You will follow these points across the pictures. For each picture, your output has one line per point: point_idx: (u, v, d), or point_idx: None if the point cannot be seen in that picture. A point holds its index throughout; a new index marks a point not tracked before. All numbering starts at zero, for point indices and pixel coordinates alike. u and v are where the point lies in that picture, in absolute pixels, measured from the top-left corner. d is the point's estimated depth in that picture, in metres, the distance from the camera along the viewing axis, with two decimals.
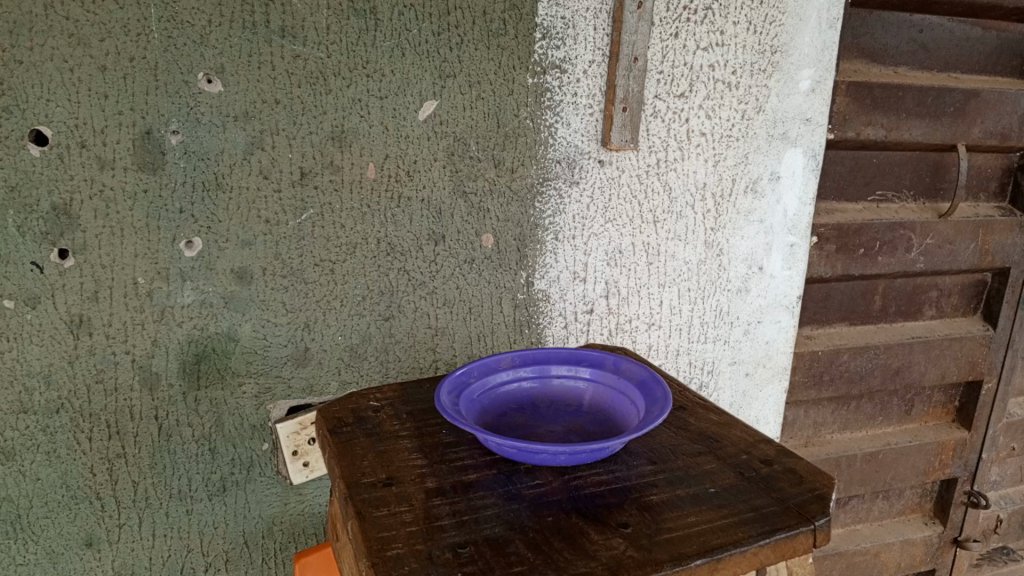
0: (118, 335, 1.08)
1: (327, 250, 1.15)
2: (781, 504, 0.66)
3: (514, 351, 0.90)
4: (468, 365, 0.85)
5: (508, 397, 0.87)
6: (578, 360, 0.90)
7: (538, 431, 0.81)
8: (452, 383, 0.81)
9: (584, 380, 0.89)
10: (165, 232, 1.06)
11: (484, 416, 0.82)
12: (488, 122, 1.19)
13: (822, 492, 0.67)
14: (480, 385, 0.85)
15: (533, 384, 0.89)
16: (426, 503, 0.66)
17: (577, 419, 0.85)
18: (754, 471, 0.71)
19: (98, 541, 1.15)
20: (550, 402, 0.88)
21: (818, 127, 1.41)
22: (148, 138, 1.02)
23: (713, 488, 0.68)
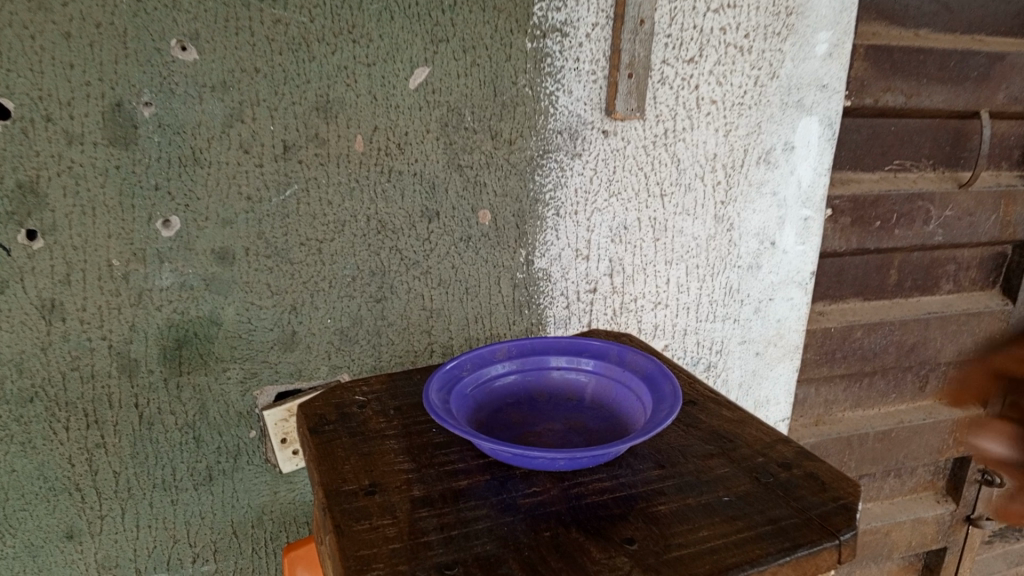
0: (94, 320, 1.02)
1: (313, 228, 1.08)
2: (802, 516, 0.60)
3: (510, 340, 0.84)
4: (460, 359, 0.79)
5: (503, 392, 0.81)
6: (579, 350, 0.84)
7: (535, 432, 0.75)
8: (442, 379, 0.75)
9: (586, 373, 0.83)
10: (140, 211, 0.99)
11: (477, 414, 0.76)
12: (484, 90, 1.11)
13: (847, 503, 0.61)
14: (474, 379, 0.79)
15: (532, 378, 0.83)
16: (411, 516, 0.60)
17: (577, 416, 0.79)
18: (771, 476, 0.66)
19: (80, 533, 1.10)
20: (549, 397, 0.82)
21: (835, 94, 1.32)
22: (118, 110, 0.95)
23: (727, 497, 0.62)
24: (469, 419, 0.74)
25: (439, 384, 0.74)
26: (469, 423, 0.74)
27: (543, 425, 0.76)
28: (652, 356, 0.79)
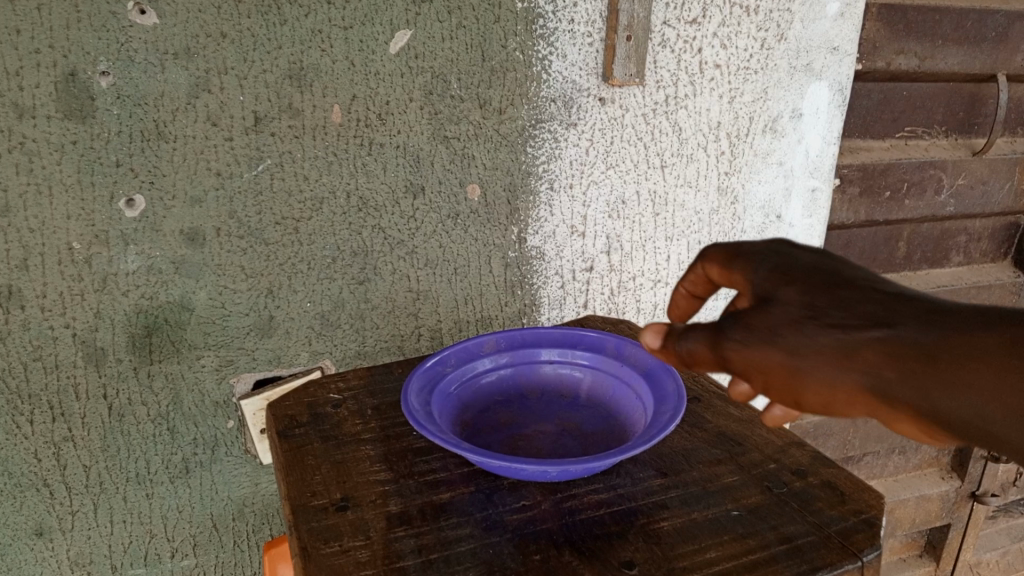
0: (55, 307, 0.95)
1: (289, 206, 1.01)
2: (821, 533, 0.54)
3: (499, 332, 0.78)
4: (444, 353, 0.74)
5: (491, 389, 0.76)
6: (574, 343, 0.79)
7: (526, 434, 0.70)
8: (422, 376, 0.70)
9: (581, 367, 0.77)
10: (101, 190, 0.92)
11: (461, 415, 0.71)
12: (471, 55, 1.03)
13: (870, 517, 0.55)
14: (459, 376, 0.74)
15: (521, 374, 0.77)
16: (386, 536, 0.54)
17: (571, 417, 0.73)
18: (783, 486, 0.60)
19: (50, 530, 1.05)
20: (542, 394, 0.77)
21: (847, 56, 1.24)
22: (72, 80, 0.87)
23: (737, 511, 0.56)
24: (453, 421, 0.69)
25: (419, 382, 0.69)
26: (453, 425, 0.69)
27: (534, 427, 0.71)
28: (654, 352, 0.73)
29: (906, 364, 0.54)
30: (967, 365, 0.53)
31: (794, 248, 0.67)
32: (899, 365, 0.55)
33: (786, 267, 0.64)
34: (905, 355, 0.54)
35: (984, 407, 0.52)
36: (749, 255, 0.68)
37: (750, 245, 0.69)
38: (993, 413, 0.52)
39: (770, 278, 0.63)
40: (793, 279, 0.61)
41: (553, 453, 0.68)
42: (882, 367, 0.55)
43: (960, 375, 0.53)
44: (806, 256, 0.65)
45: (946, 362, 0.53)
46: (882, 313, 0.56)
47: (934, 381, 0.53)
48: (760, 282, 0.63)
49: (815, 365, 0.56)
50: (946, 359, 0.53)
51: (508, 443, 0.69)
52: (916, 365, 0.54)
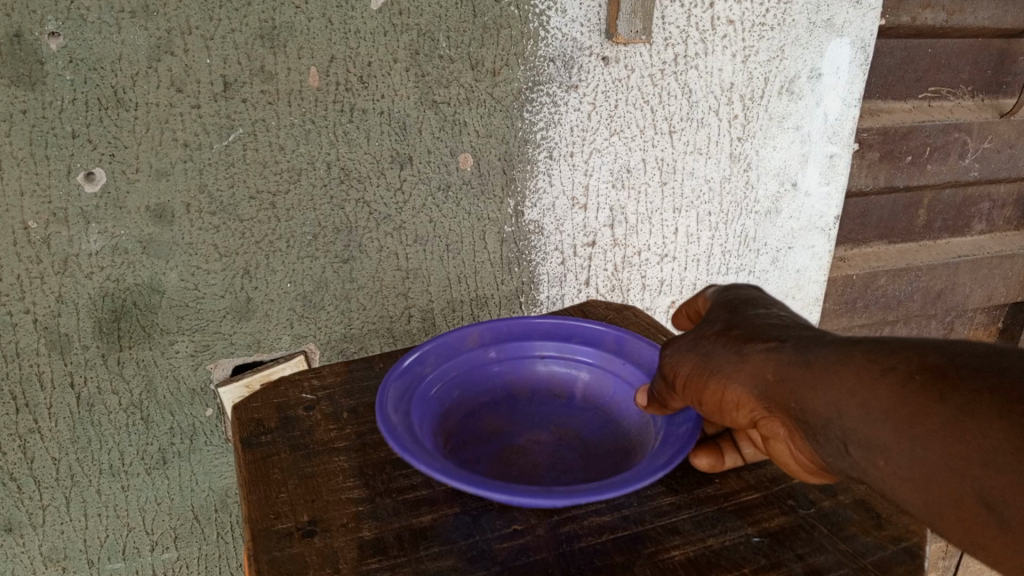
0: (12, 291, 0.87)
1: (265, 178, 0.93)
2: (856, 564, 0.53)
3: (484, 324, 0.74)
4: (423, 352, 0.69)
5: (475, 390, 0.72)
6: (568, 337, 0.75)
7: (518, 448, 0.67)
8: (398, 382, 0.65)
9: (578, 365, 0.74)
10: (56, 163, 0.84)
11: (442, 424, 0.67)
12: (461, 10, 0.94)
13: (910, 546, 0.55)
14: (439, 376, 0.70)
15: (512, 371, 0.74)
16: (358, 569, 0.50)
17: (568, 422, 0.71)
18: (810, 507, 0.59)
19: (20, 525, 0.98)
20: (533, 395, 0.73)
21: (870, 11, 1.14)
22: (17, 42, 0.78)
23: (757, 536, 0.56)
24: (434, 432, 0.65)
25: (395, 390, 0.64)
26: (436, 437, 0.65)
27: (527, 438, 0.68)
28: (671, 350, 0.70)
29: (787, 370, 0.54)
30: (834, 370, 0.51)
31: (749, 287, 0.70)
32: (780, 370, 0.54)
33: (733, 305, 0.66)
34: (785, 361, 0.54)
35: (841, 404, 0.50)
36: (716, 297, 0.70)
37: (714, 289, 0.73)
38: (851, 412, 0.50)
39: (717, 308, 0.67)
40: (730, 311, 0.65)
41: (550, 469, 0.65)
42: (766, 372, 0.55)
43: (827, 378, 0.51)
44: (758, 296, 0.68)
45: (818, 366, 0.52)
46: (785, 334, 0.58)
47: (804, 384, 0.52)
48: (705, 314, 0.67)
49: (716, 370, 0.58)
50: (818, 363, 0.52)
51: (500, 460, 0.65)
52: (794, 370, 0.53)
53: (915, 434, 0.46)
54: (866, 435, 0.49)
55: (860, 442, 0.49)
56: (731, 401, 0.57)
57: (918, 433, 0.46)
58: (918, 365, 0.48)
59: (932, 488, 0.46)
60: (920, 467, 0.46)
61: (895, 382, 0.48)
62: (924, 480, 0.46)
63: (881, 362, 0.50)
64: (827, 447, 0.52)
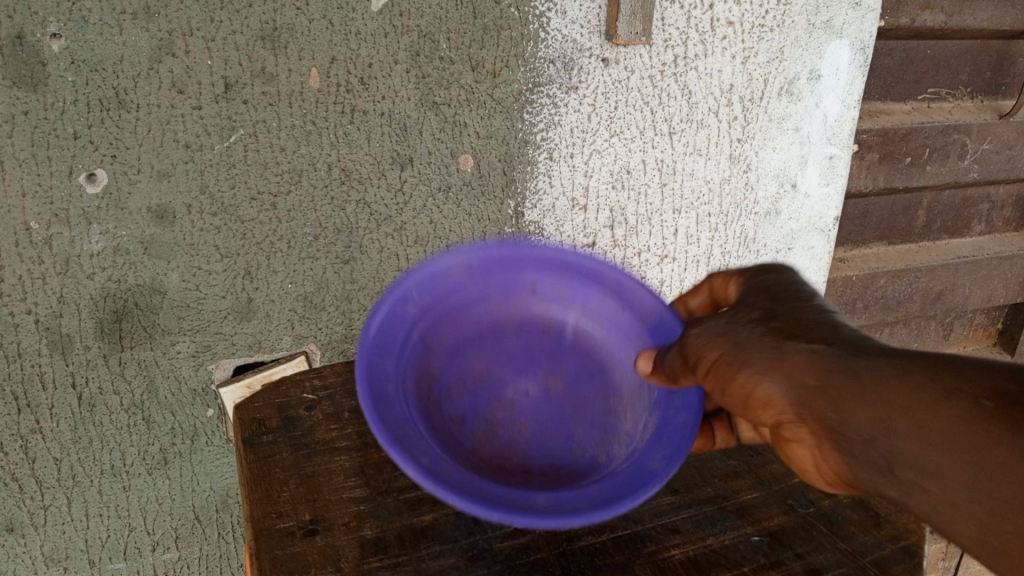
0: (14, 292, 0.88)
1: (266, 179, 0.93)
2: (855, 563, 0.53)
3: (472, 249, 0.69)
4: (406, 291, 0.65)
5: (461, 319, 0.71)
6: (564, 266, 0.72)
7: (505, 399, 0.70)
8: (378, 333, 0.62)
9: (570, 301, 0.73)
10: (58, 164, 0.84)
11: (428, 366, 0.68)
12: (461, 12, 0.94)
13: (909, 546, 0.55)
14: (423, 313, 0.67)
15: (502, 300, 0.72)
16: (359, 568, 0.51)
17: (556, 363, 0.73)
18: (810, 506, 0.60)
19: (21, 526, 0.99)
20: (521, 323, 0.73)
21: (869, 12, 1.15)
22: (19, 44, 0.78)
23: (757, 536, 0.56)
24: (420, 383, 0.66)
25: (373, 345, 0.61)
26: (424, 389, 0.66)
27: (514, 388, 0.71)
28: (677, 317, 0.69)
29: (830, 377, 0.52)
30: (887, 384, 0.49)
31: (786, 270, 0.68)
32: (821, 376, 0.52)
33: (772, 292, 0.64)
34: (827, 366, 0.52)
35: (893, 424, 0.48)
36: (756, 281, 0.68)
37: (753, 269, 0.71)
38: (903, 433, 0.48)
39: (755, 294, 0.65)
40: (770, 298, 0.63)
41: (535, 436, 0.68)
42: (805, 376, 0.53)
43: (877, 393, 0.50)
44: (799, 281, 0.65)
45: (868, 378, 0.50)
46: (827, 332, 0.56)
47: (850, 395, 0.51)
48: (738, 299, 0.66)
49: (748, 365, 0.57)
50: (867, 374, 0.50)
51: (487, 415, 0.69)
52: (838, 378, 0.51)
53: (978, 467, 0.45)
54: (919, 459, 0.47)
55: (909, 464, 0.48)
56: (762, 399, 0.56)
57: (980, 466, 0.45)
58: (984, 391, 0.46)
59: (989, 524, 0.44)
60: (979, 502, 0.45)
61: (957, 408, 0.46)
62: (980, 515, 0.45)
63: (943, 383, 0.48)
64: (868, 462, 0.51)
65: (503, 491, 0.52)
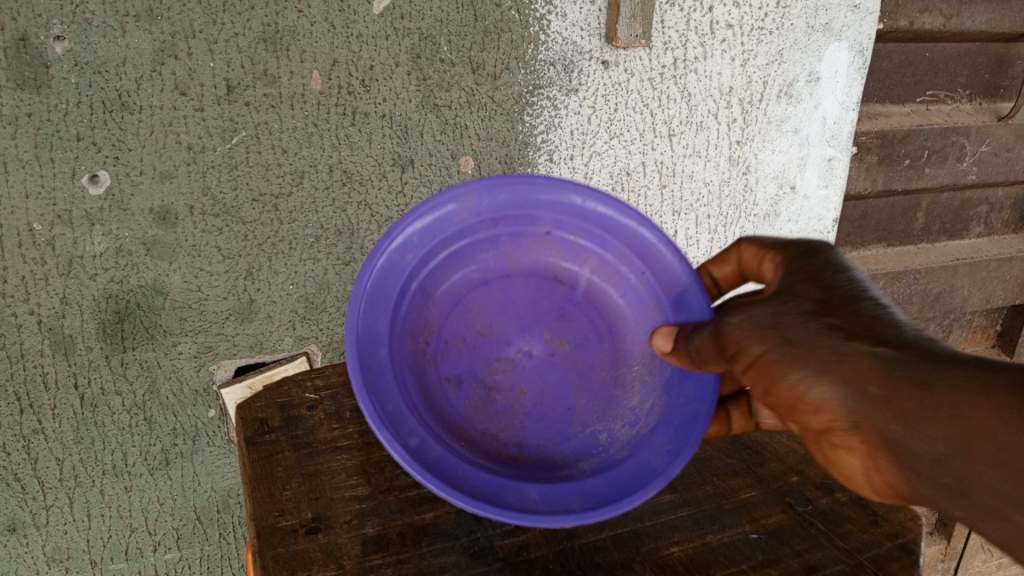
0: (17, 293, 0.88)
1: (267, 181, 0.94)
2: (852, 561, 0.54)
3: (486, 192, 0.65)
4: (408, 238, 0.63)
5: (466, 267, 0.68)
6: (585, 216, 0.68)
7: (505, 359, 0.69)
8: (374, 287, 0.60)
9: (587, 253, 0.70)
10: (61, 166, 0.85)
11: (428, 319, 0.67)
12: (462, 14, 0.95)
13: (906, 543, 0.56)
14: (428, 260, 0.65)
15: (514, 248, 0.70)
16: (361, 565, 0.51)
17: (564, 318, 0.71)
18: (808, 505, 0.60)
19: (24, 526, 0.99)
20: (530, 272, 0.71)
21: (868, 15, 1.15)
22: (23, 46, 0.79)
23: (756, 534, 0.56)
24: (417, 339, 0.65)
25: (366, 301, 0.59)
26: (420, 345, 0.66)
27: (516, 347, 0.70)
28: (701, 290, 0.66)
29: (896, 387, 0.50)
30: (963, 400, 0.48)
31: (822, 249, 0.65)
32: (886, 385, 0.50)
33: (816, 276, 0.61)
34: (892, 374, 0.50)
35: (969, 444, 0.47)
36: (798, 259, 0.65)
37: (796, 246, 0.67)
38: (979, 453, 0.47)
39: (800, 277, 0.61)
40: (815, 283, 0.60)
41: (534, 405, 0.68)
42: (867, 384, 0.51)
43: (951, 409, 0.48)
44: (842, 261, 0.63)
45: (941, 392, 0.49)
46: (885, 331, 0.53)
47: (919, 407, 0.49)
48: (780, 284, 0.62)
49: (800, 366, 0.54)
50: (939, 388, 0.49)
51: (486, 376, 0.68)
52: (906, 389, 0.49)
53: None
54: (996, 481, 0.47)
55: (982, 486, 0.47)
56: (812, 402, 0.54)
57: None
58: None
59: None
60: None
61: None
62: None
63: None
64: (928, 477, 0.50)
65: (491, 481, 0.55)
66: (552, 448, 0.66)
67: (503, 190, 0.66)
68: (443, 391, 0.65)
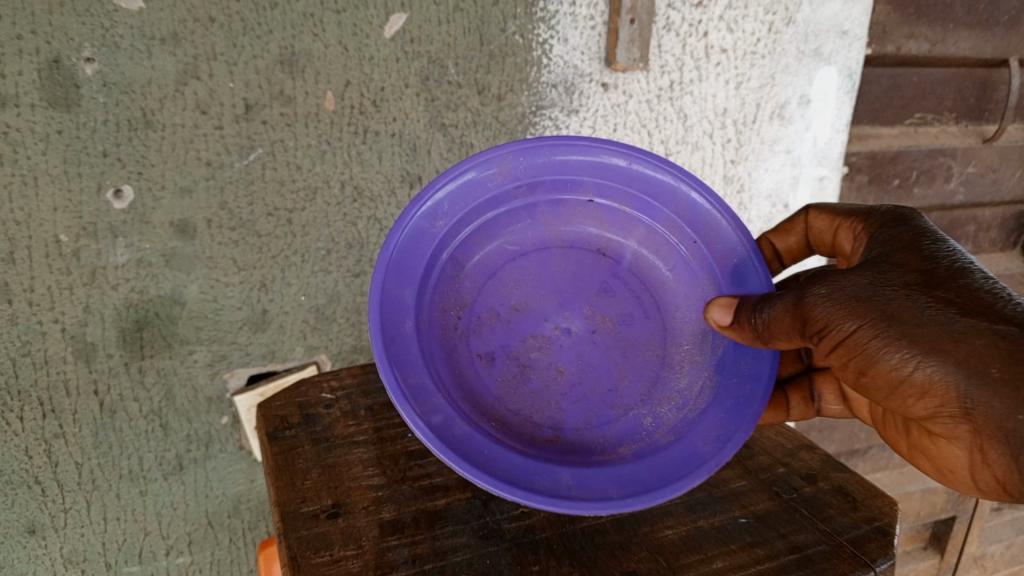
0: (43, 301, 0.92)
1: (282, 196, 0.98)
2: (833, 542, 0.58)
3: (521, 160, 0.71)
4: (436, 206, 0.68)
5: (502, 239, 0.75)
6: (626, 181, 0.74)
7: (541, 336, 0.74)
8: (399, 255, 0.66)
9: (633, 222, 0.76)
10: (88, 180, 0.89)
11: (461, 293, 0.73)
12: (469, 39, 1.00)
13: (884, 525, 0.60)
14: (460, 228, 0.71)
15: (555, 219, 0.76)
16: (379, 545, 0.55)
17: (609, 292, 0.76)
18: (793, 493, 0.65)
19: (43, 527, 1.02)
20: (570, 246, 0.77)
21: (856, 41, 1.19)
22: (56, 67, 0.84)
23: (744, 519, 0.61)
24: (448, 313, 0.71)
25: (391, 268, 0.65)
26: (452, 320, 0.71)
27: (556, 323, 0.74)
28: (759, 262, 0.72)
29: (1017, 370, 0.55)
30: None
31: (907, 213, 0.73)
32: (1006, 367, 0.55)
33: (912, 247, 0.66)
34: (1012, 357, 0.55)
35: None
36: (885, 232, 0.71)
37: (880, 214, 0.74)
38: None
39: (898, 248, 0.67)
40: (914, 252, 0.65)
41: (571, 384, 0.72)
42: (987, 364, 0.56)
43: None
44: (932, 231, 0.68)
45: None
46: (998, 311, 0.58)
47: None
48: (874, 255, 0.67)
49: (912, 344, 0.58)
50: None
51: (521, 354, 0.73)
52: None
53: None
54: None
55: None
56: (922, 382, 0.58)
57: None
58: None
59: None
60: None
61: None
62: None
63: None
64: None
65: (519, 463, 0.59)
66: (591, 431, 0.70)
67: (539, 155, 0.71)
68: (474, 367, 0.70)
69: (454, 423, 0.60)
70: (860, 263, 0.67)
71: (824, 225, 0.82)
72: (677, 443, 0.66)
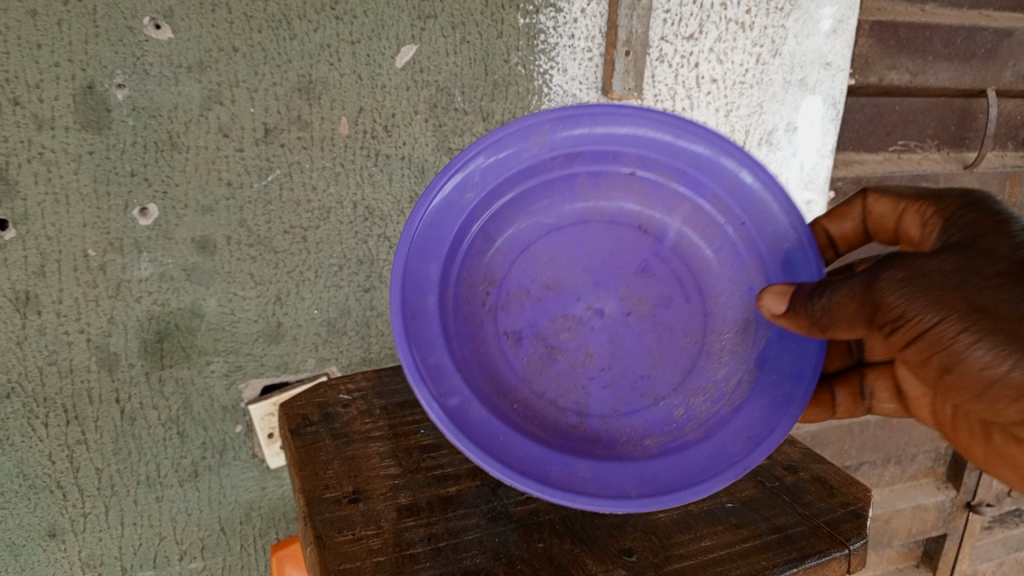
0: (70, 312, 0.97)
1: (298, 215, 1.04)
2: (811, 524, 0.64)
3: (558, 133, 0.74)
4: (466, 179, 0.72)
5: (540, 215, 0.79)
6: (670, 155, 0.77)
7: (572, 316, 0.79)
8: (423, 230, 0.71)
9: (678, 199, 0.79)
10: (116, 199, 0.95)
11: (493, 267, 0.78)
12: (474, 69, 1.06)
13: (857, 509, 0.65)
14: (494, 199, 0.75)
15: (593, 197, 0.79)
16: (397, 526, 0.61)
17: (645, 274, 0.80)
18: (776, 481, 0.71)
19: (63, 531, 1.07)
20: (610, 221, 0.80)
21: (839, 72, 1.26)
22: (90, 93, 0.89)
23: (731, 504, 0.67)
24: (477, 290, 0.76)
25: (416, 246, 0.70)
26: (480, 296, 0.76)
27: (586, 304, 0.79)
28: (811, 252, 0.75)
29: None
30: None
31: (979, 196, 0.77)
32: None
33: (999, 236, 0.68)
34: None
35: None
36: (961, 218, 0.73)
37: (952, 196, 0.77)
38: None
39: (987, 235, 0.68)
40: (1005, 241, 0.67)
41: (598, 368, 0.77)
42: None
43: None
44: (1012, 217, 0.71)
45: None
46: None
47: None
48: (959, 241, 0.69)
49: (1005, 343, 0.60)
50: None
51: (550, 335, 0.78)
52: None
53: None
54: None
55: None
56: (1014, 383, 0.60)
57: None
58: None
59: None
60: None
61: None
62: None
63: None
64: None
65: (535, 453, 0.66)
66: (618, 420, 0.75)
67: (579, 125, 0.74)
68: (500, 346, 0.76)
69: (468, 407, 0.67)
70: (943, 249, 0.69)
71: (888, 213, 0.86)
72: (704, 443, 0.71)
